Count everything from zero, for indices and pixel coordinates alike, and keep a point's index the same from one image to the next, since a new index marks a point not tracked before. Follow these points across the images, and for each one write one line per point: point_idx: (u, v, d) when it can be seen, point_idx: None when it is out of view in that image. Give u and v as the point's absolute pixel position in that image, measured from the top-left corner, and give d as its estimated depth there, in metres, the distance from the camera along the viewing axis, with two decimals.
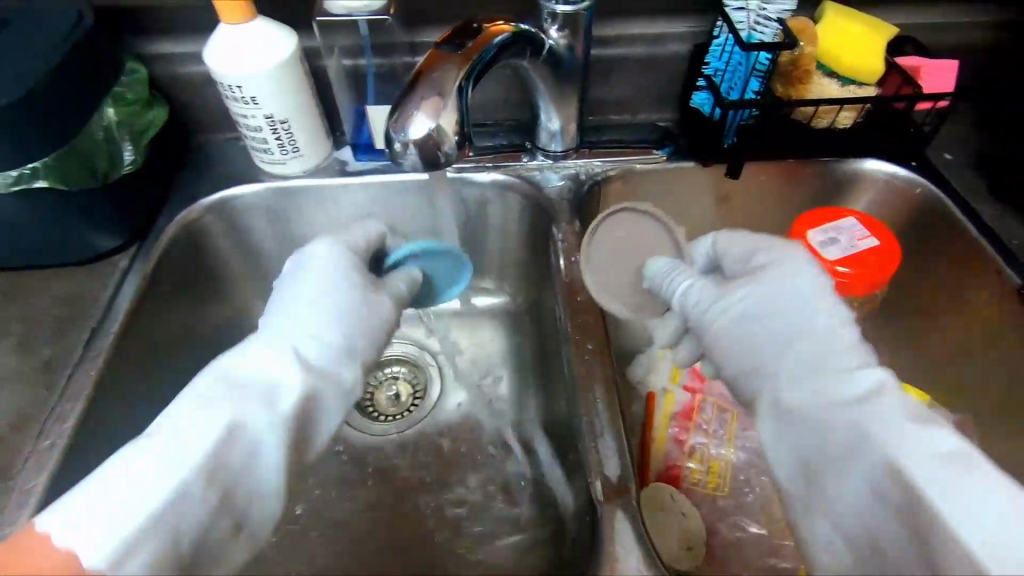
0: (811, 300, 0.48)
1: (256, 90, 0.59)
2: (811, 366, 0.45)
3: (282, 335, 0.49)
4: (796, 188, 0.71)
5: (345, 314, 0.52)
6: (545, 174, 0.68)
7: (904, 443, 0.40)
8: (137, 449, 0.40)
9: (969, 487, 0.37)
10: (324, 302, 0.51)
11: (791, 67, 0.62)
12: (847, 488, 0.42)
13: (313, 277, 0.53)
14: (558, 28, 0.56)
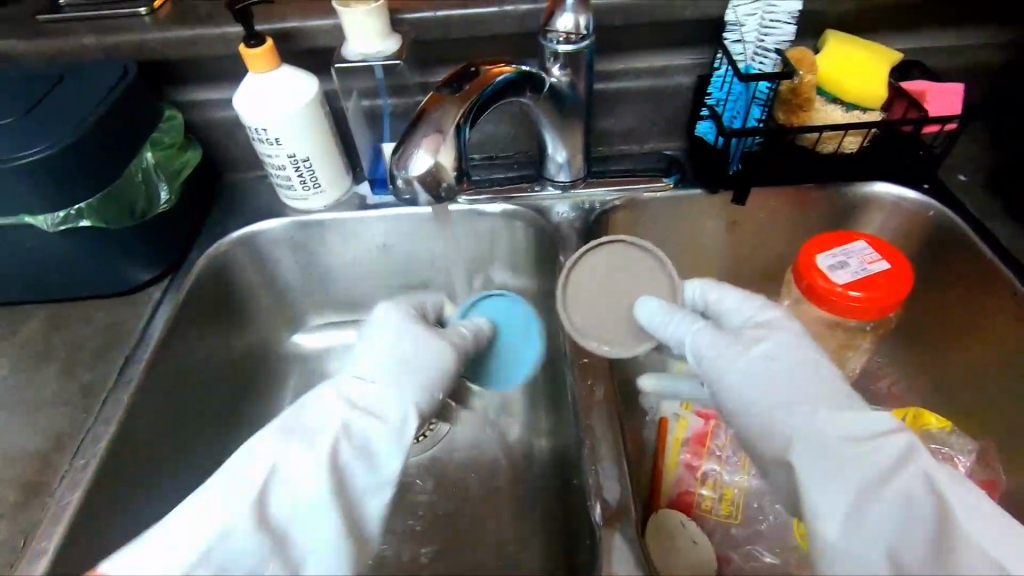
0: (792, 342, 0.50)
1: (279, 132, 0.63)
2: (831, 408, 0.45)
3: (371, 373, 0.53)
4: (805, 213, 0.72)
5: (430, 361, 0.55)
6: (555, 204, 0.71)
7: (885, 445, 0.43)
8: (245, 458, 0.43)
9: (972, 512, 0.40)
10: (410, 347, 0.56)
11: (791, 96, 0.62)
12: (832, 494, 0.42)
13: (383, 339, 0.57)
14: (560, 66, 0.59)
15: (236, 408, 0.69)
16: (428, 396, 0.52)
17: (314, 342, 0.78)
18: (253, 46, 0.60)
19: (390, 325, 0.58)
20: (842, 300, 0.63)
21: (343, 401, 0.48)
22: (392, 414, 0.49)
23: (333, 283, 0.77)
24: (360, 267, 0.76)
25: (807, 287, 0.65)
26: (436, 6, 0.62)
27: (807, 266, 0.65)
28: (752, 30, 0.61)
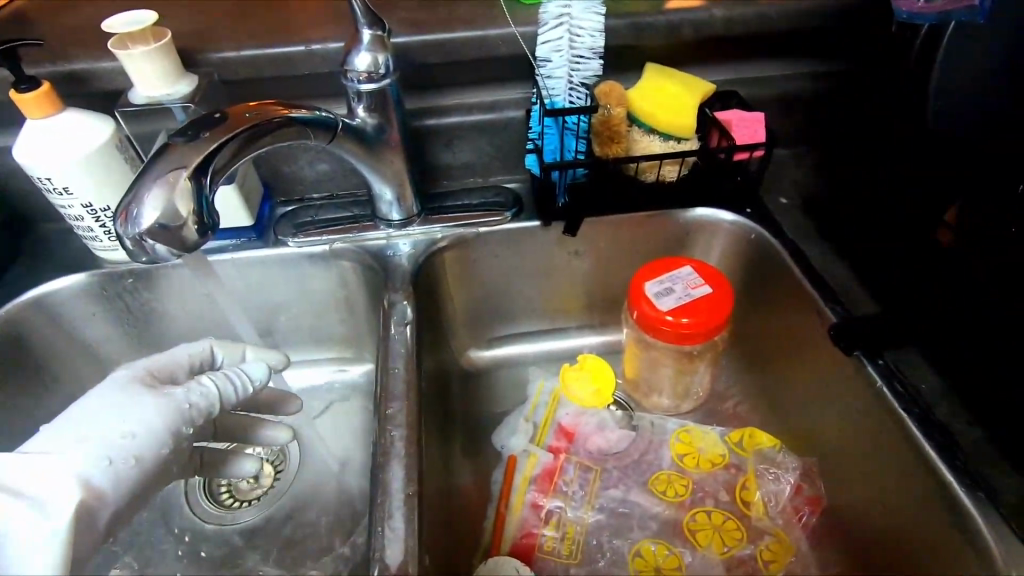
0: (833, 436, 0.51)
1: (67, 181, 0.58)
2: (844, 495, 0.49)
3: (88, 435, 0.48)
4: (643, 241, 0.73)
5: (144, 422, 0.50)
6: (389, 244, 0.69)
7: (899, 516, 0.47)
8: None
9: None
10: (161, 405, 0.52)
11: (603, 128, 0.63)
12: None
13: (95, 406, 0.51)
14: (365, 106, 0.57)
15: None
16: (120, 470, 0.47)
17: None
18: (24, 91, 0.55)
19: (126, 387, 0.53)
20: (668, 326, 0.63)
21: (27, 465, 0.45)
22: (64, 482, 0.44)
23: (162, 337, 0.72)
24: (191, 318, 0.71)
25: (637, 314, 0.66)
26: (239, 47, 0.60)
27: (637, 293, 0.66)
28: (560, 66, 0.61)
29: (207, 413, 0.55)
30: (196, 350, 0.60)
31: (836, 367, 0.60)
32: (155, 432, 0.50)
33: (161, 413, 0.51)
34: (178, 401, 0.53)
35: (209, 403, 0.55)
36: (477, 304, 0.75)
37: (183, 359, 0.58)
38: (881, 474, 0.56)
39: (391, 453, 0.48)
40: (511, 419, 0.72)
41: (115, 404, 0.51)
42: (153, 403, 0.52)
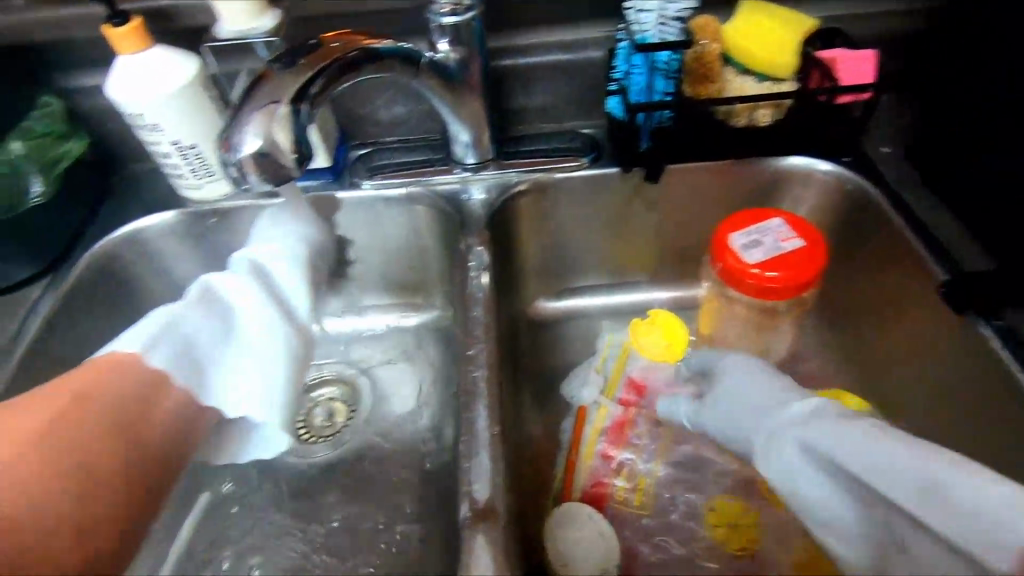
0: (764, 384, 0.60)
1: (157, 117, 0.59)
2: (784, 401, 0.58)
3: (242, 300, 0.52)
4: (725, 192, 0.69)
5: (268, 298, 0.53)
6: (463, 187, 0.68)
7: (830, 432, 0.52)
8: (131, 337, 0.45)
9: (881, 444, 0.49)
10: (284, 262, 0.56)
11: (697, 65, 0.59)
12: (785, 456, 0.54)
13: (221, 287, 0.52)
14: (447, 40, 0.55)
15: None
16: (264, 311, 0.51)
17: None
18: (118, 25, 0.56)
19: (250, 259, 0.55)
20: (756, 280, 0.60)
21: (206, 344, 0.48)
22: (269, 319, 0.51)
23: None
24: None
25: (721, 266, 0.62)
26: None
27: (721, 244, 0.63)
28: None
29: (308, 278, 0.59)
30: (308, 228, 0.62)
31: (938, 326, 0.56)
32: (302, 282, 0.56)
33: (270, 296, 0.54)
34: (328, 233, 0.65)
35: (312, 252, 0.60)
36: (548, 254, 0.74)
37: (274, 229, 0.59)
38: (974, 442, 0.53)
39: (475, 392, 0.48)
40: (579, 371, 0.72)
41: (233, 279, 0.52)
42: (277, 263, 0.56)
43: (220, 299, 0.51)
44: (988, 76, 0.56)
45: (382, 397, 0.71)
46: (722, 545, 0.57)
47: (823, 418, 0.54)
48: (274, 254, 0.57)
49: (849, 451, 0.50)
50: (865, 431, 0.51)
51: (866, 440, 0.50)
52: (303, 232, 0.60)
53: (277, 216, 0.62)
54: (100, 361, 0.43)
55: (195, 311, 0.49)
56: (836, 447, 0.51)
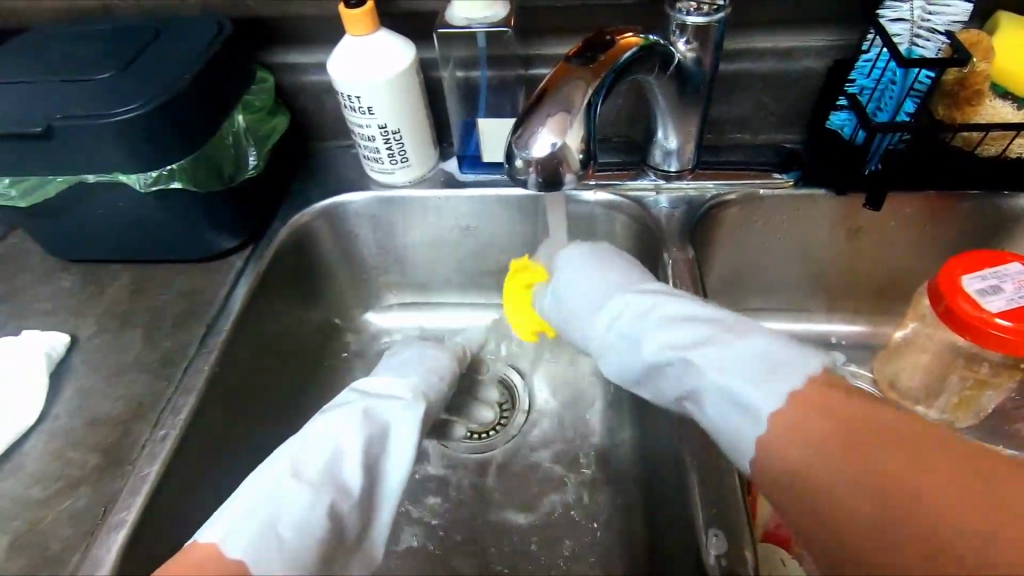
0: (597, 289, 0.51)
1: (373, 101, 0.59)
2: (649, 292, 0.49)
3: (344, 437, 0.45)
4: (944, 227, 0.63)
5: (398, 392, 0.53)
6: (656, 196, 0.65)
7: (689, 318, 0.46)
8: (216, 517, 0.40)
9: (732, 336, 0.44)
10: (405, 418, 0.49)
11: (959, 87, 0.53)
12: (681, 365, 0.45)
13: (325, 425, 0.46)
14: (686, 40, 0.52)
15: (308, 386, 0.67)
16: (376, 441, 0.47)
17: (387, 322, 0.75)
18: (352, 6, 0.56)
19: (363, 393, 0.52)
20: (994, 331, 0.53)
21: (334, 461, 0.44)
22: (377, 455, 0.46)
23: (412, 264, 0.74)
24: (440, 248, 0.72)
25: (947, 309, 0.56)
26: None
27: (951, 286, 0.56)
28: (916, 8, 0.53)
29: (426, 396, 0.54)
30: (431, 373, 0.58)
31: None
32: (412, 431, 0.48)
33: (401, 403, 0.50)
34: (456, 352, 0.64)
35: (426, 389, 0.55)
36: (729, 272, 0.70)
37: (399, 382, 0.54)
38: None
39: None
40: None
41: (348, 411, 0.47)
42: (395, 415, 0.49)
43: (370, 429, 0.47)
44: None
45: (540, 399, 0.71)
46: None
47: (685, 310, 0.47)
48: (395, 398, 0.52)
49: (721, 350, 0.43)
50: (738, 321, 0.45)
51: (717, 331, 0.44)
52: (423, 385, 0.55)
53: (418, 362, 0.59)
54: (185, 555, 0.38)
55: (342, 418, 0.47)
56: (693, 326, 0.45)
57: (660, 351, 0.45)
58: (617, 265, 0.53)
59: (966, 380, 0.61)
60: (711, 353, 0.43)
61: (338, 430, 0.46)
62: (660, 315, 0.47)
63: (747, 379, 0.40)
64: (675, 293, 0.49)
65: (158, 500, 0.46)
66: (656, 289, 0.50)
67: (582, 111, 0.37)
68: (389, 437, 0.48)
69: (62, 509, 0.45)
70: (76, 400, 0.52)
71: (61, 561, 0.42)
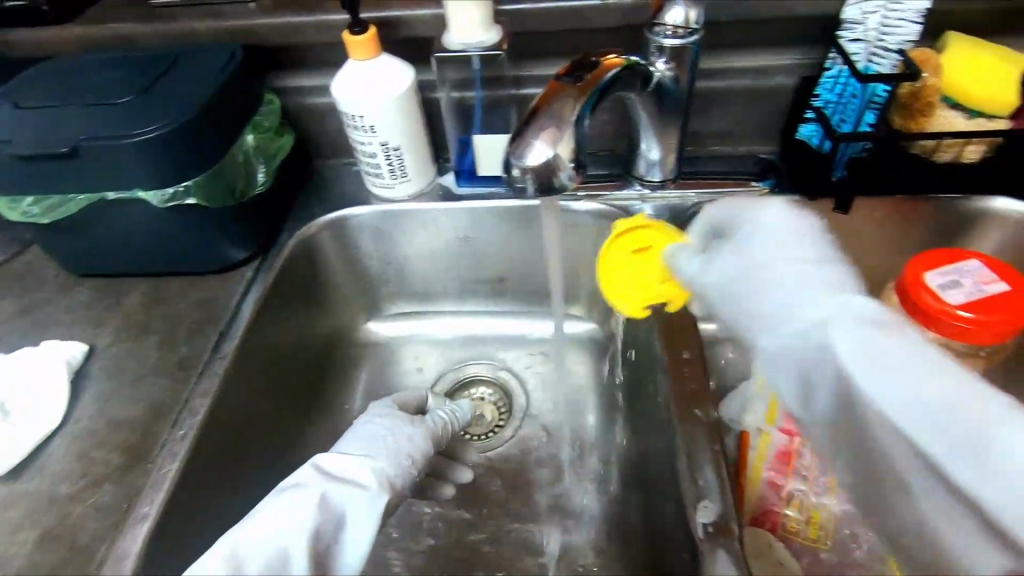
0: (812, 290, 0.42)
1: (375, 120, 0.64)
2: (833, 289, 0.42)
3: (291, 531, 0.47)
4: (908, 229, 0.68)
5: (373, 471, 0.53)
6: (641, 205, 0.69)
7: (900, 341, 0.39)
8: None
9: (910, 372, 0.38)
10: (361, 507, 0.50)
11: (912, 99, 0.58)
12: (881, 369, 0.38)
13: (282, 506, 0.48)
14: (665, 61, 0.57)
15: (313, 393, 0.70)
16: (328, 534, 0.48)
17: (389, 331, 0.79)
18: (357, 33, 0.61)
19: (335, 468, 0.53)
20: (956, 322, 0.58)
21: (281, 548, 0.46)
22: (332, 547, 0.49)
23: (412, 274, 0.77)
24: (438, 259, 0.76)
25: (914, 304, 0.60)
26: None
27: (915, 282, 0.61)
28: (872, 29, 0.58)
29: (401, 473, 0.55)
30: (411, 446, 0.58)
31: None
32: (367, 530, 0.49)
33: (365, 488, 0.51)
34: (429, 431, 0.61)
35: (402, 464, 0.55)
36: None
37: (363, 464, 0.53)
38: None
39: None
40: (738, 395, 0.71)
41: (307, 498, 0.49)
42: (355, 509, 0.50)
43: (325, 521, 0.48)
44: None
45: (536, 401, 0.74)
46: None
47: (841, 334, 0.40)
48: (360, 486, 0.51)
49: (917, 378, 0.38)
50: (944, 362, 0.38)
51: (925, 351, 0.38)
52: (388, 469, 0.54)
53: (390, 442, 0.57)
54: None
55: (305, 500, 0.49)
56: (922, 349, 0.39)
57: (841, 346, 0.39)
58: (810, 246, 0.46)
59: None
60: (929, 381, 0.37)
61: (293, 513, 0.48)
62: (861, 326, 0.40)
63: (968, 425, 0.36)
64: (875, 309, 0.41)
65: (180, 495, 0.48)
66: (856, 297, 0.41)
67: (573, 124, 0.42)
68: (347, 530, 0.50)
69: (87, 505, 0.47)
70: (97, 404, 0.54)
71: (89, 553, 0.45)
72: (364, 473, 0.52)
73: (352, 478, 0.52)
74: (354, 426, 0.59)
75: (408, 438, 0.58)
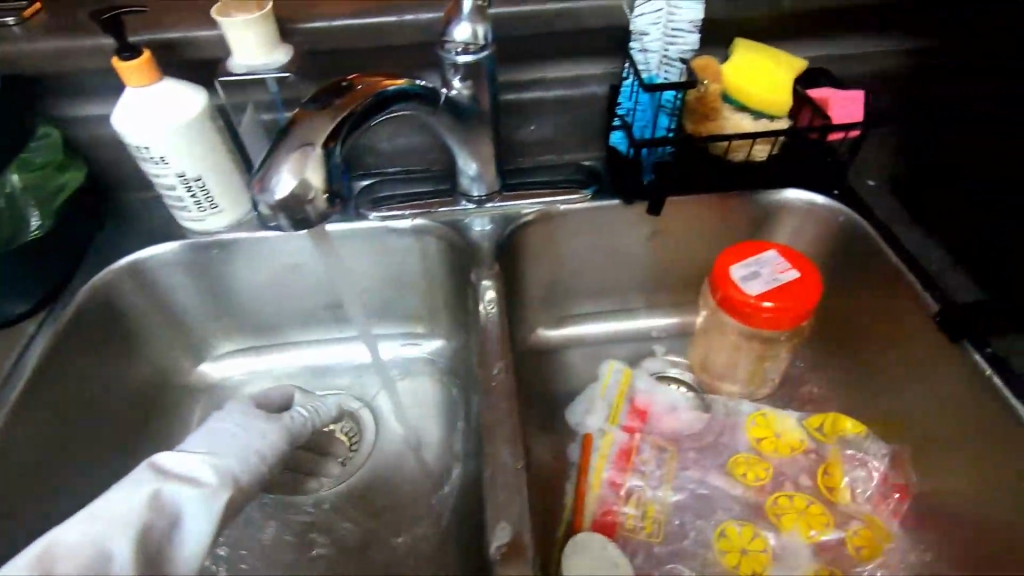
0: None
1: (165, 151, 0.59)
2: None
3: (115, 534, 0.42)
4: (723, 224, 0.72)
5: (216, 466, 0.48)
6: (469, 220, 0.69)
7: None
8: None
9: None
10: (197, 504, 0.46)
11: (699, 104, 0.61)
12: None
13: (103, 508, 0.43)
14: (461, 78, 0.57)
15: (128, 449, 0.64)
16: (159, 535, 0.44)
17: (224, 372, 0.74)
18: (128, 58, 0.55)
19: (171, 464, 0.48)
20: (758, 311, 0.62)
21: (99, 554, 0.42)
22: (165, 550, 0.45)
23: (243, 308, 0.72)
24: (268, 289, 0.71)
25: (723, 297, 0.64)
26: (332, 15, 0.59)
27: (722, 276, 0.64)
28: (656, 39, 0.60)
29: (251, 468, 0.51)
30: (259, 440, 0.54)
31: (926, 348, 0.59)
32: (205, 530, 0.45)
33: (204, 486, 0.47)
34: (285, 429, 0.58)
35: (248, 461, 0.51)
36: (552, 282, 0.75)
37: (204, 461, 0.48)
38: (991, 484, 0.54)
39: (495, 425, 0.50)
40: (584, 397, 0.72)
41: (137, 495, 0.44)
42: (194, 507, 0.46)
43: (157, 518, 0.44)
44: (982, 112, 0.60)
45: (385, 427, 0.71)
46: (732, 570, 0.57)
47: None
48: (197, 484, 0.47)
49: None
50: None
51: None
52: (234, 466, 0.50)
53: (241, 439, 0.53)
54: None
55: (131, 499, 0.44)
56: None
57: None
58: None
59: (754, 355, 0.68)
60: None
61: (116, 513, 0.43)
62: None
63: None
64: None
65: None
66: None
67: (316, 151, 0.40)
68: (183, 532, 0.45)
69: None
70: None
71: None
72: (206, 467, 0.48)
73: (192, 473, 0.47)
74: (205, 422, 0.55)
75: (259, 430, 0.55)
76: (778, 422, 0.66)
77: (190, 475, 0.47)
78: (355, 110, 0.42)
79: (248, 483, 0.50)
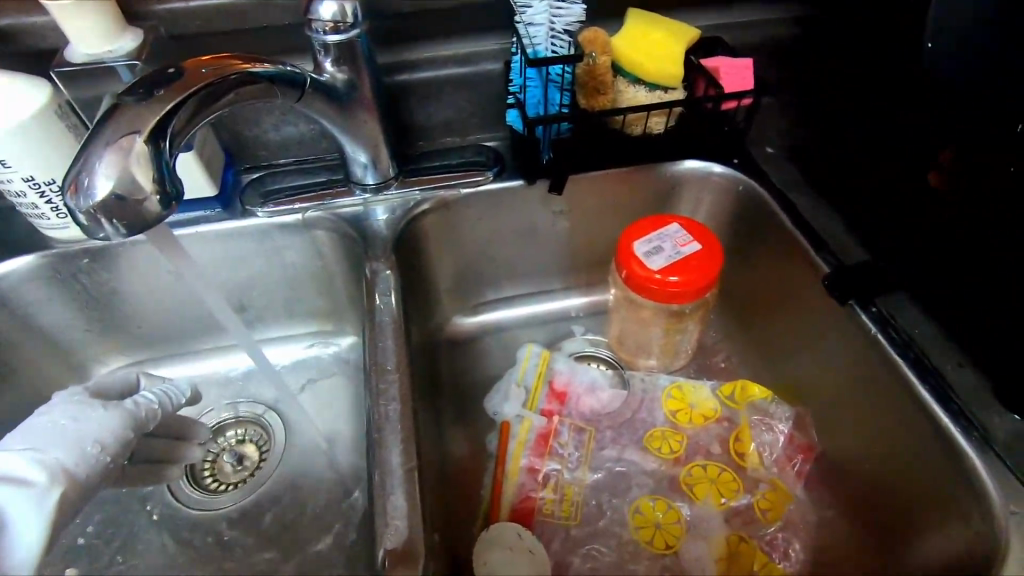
0: None
1: (2, 153, 0.52)
2: None
3: None
4: (629, 199, 0.71)
5: (42, 461, 0.43)
6: (365, 209, 0.65)
7: None
8: None
9: None
10: (19, 508, 0.41)
11: (589, 78, 0.60)
12: None
13: None
14: (332, 60, 0.53)
15: None
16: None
17: None
18: None
19: None
20: (661, 285, 0.61)
21: None
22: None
23: (126, 320, 0.67)
24: (153, 297, 0.66)
25: (627, 275, 0.63)
26: None
27: (626, 253, 0.64)
28: (541, 12, 0.58)
29: (87, 458, 0.46)
30: (99, 426, 0.48)
31: (821, 311, 0.60)
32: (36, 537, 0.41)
33: (23, 488, 0.41)
34: (129, 413, 0.50)
35: (85, 451, 0.46)
36: (461, 268, 0.72)
37: (27, 458, 0.43)
38: (883, 436, 0.55)
39: (388, 424, 0.48)
40: (502, 384, 0.70)
41: None
42: (15, 512, 0.41)
43: None
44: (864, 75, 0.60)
45: (295, 432, 0.67)
46: (647, 545, 0.58)
47: None
48: (23, 485, 0.42)
49: None
50: None
51: None
52: (64, 460, 0.44)
53: (70, 429, 0.47)
54: None
55: None
56: None
57: None
58: None
59: (665, 329, 0.68)
60: None
61: None
62: None
63: None
64: None
65: None
66: None
67: (137, 149, 0.37)
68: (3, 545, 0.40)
69: None
70: None
71: None
72: (28, 461, 0.43)
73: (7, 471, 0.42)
74: (26, 416, 0.48)
75: (95, 415, 0.48)
76: (693, 393, 0.67)
77: (9, 475, 0.42)
78: (181, 101, 0.40)
79: (89, 478, 0.45)
